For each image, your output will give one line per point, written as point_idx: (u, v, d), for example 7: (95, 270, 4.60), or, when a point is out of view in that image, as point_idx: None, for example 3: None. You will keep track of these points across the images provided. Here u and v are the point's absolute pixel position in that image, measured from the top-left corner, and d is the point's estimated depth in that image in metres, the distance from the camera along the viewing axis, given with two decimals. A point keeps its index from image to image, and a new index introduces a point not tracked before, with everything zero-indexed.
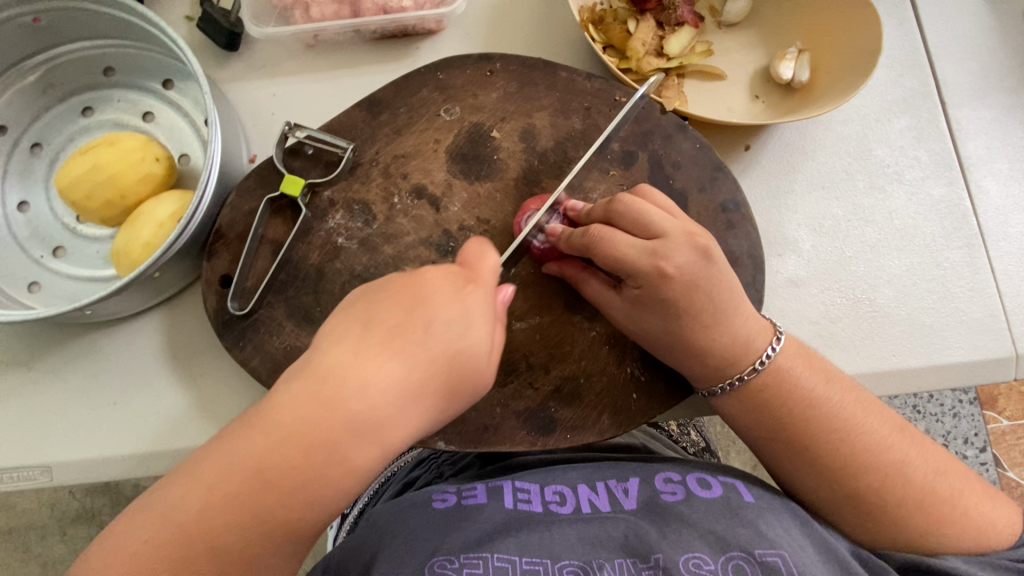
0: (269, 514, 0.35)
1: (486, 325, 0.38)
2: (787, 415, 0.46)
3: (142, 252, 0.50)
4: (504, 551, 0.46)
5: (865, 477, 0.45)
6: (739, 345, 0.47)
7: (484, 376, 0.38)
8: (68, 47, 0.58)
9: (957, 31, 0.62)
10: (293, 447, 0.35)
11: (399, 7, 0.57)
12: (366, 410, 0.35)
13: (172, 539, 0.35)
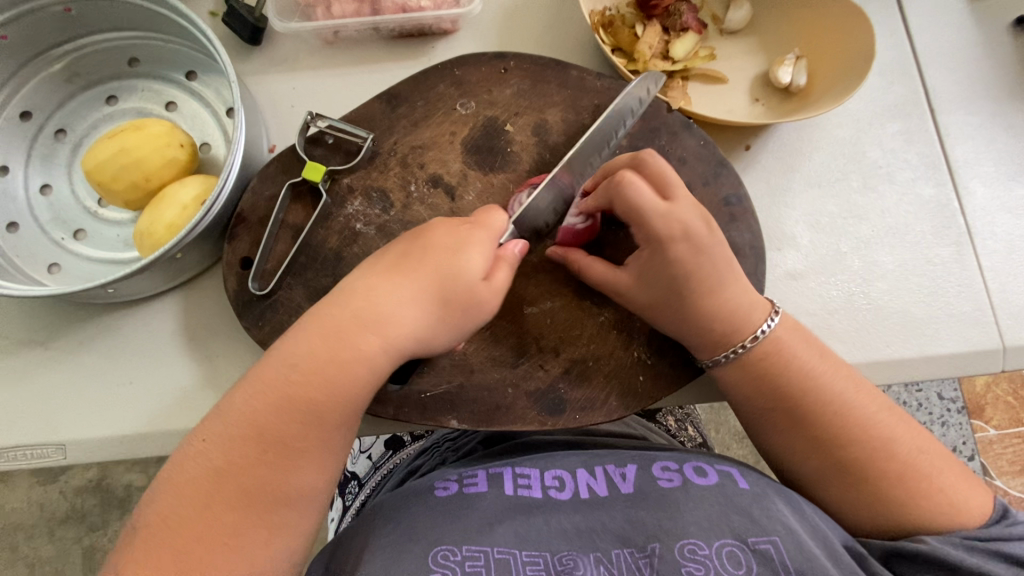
0: (312, 408, 0.42)
1: (480, 250, 0.46)
2: (778, 386, 0.48)
3: (165, 233, 0.52)
4: (504, 542, 0.47)
5: (853, 450, 0.47)
6: (738, 316, 0.49)
7: (487, 292, 0.46)
8: (95, 38, 0.60)
9: (945, 44, 0.66)
10: (323, 338, 0.43)
11: (417, 7, 0.60)
12: (383, 309, 0.45)
13: (226, 431, 0.42)
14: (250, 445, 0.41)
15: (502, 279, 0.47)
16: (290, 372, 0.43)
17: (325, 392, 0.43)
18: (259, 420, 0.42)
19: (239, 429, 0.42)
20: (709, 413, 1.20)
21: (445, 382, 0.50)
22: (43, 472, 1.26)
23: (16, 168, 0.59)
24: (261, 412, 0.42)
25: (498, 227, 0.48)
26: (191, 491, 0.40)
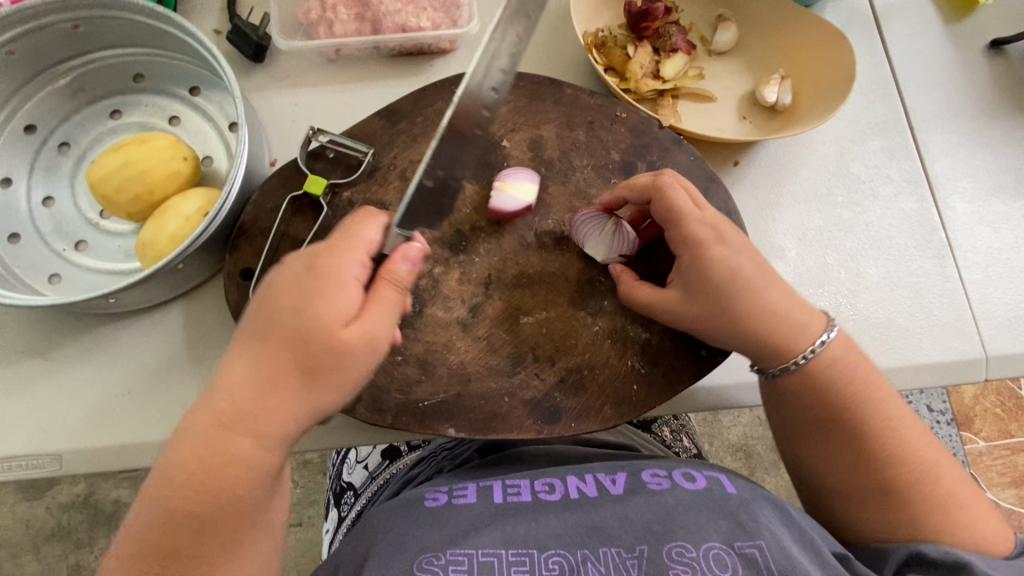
0: (203, 517, 0.39)
1: (331, 296, 0.41)
2: (833, 398, 0.49)
3: (167, 244, 0.53)
4: (489, 545, 0.48)
5: (900, 469, 0.47)
6: (792, 330, 0.50)
7: (366, 328, 0.41)
8: (101, 54, 0.62)
9: (922, 66, 0.69)
10: (195, 450, 0.39)
11: (416, 27, 0.62)
12: (243, 402, 0.40)
13: (136, 562, 0.39)
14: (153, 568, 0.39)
15: (382, 299, 0.43)
16: (174, 486, 0.39)
17: (211, 498, 0.39)
18: (157, 541, 0.39)
19: (138, 555, 0.39)
20: (703, 425, 1.21)
21: (443, 390, 0.51)
22: (30, 488, 1.24)
23: (20, 181, 0.60)
24: (157, 531, 0.39)
25: (356, 258, 0.44)
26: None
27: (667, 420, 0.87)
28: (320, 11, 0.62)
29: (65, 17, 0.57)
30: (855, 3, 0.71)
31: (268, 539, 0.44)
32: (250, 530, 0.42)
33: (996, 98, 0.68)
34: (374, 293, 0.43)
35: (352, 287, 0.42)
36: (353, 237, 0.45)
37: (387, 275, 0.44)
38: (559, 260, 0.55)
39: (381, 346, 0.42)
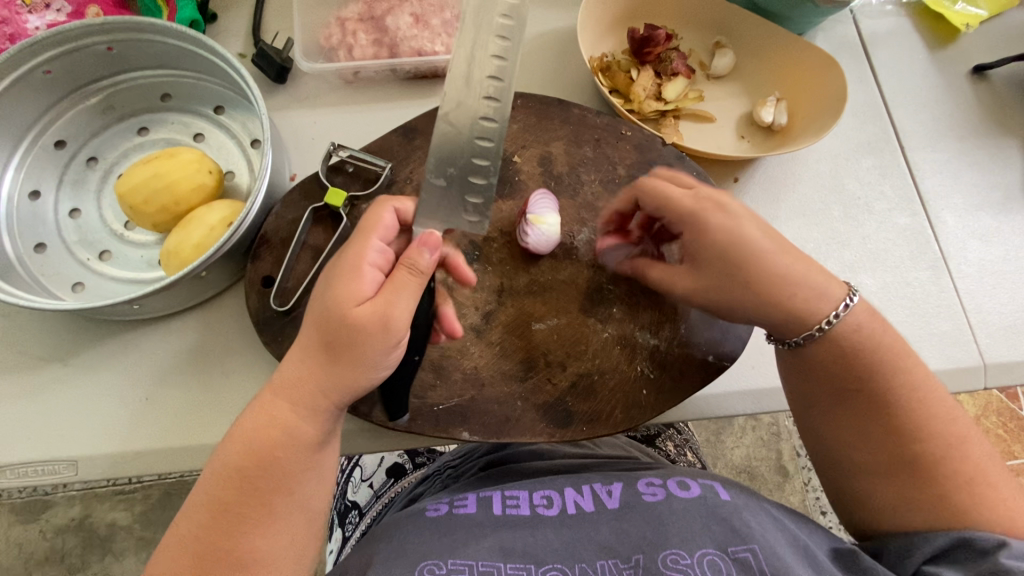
0: (253, 475, 0.42)
1: (349, 276, 0.44)
2: (858, 368, 0.49)
3: (192, 252, 0.55)
4: (489, 556, 0.48)
5: (925, 444, 0.47)
6: (809, 297, 0.49)
7: (381, 307, 0.43)
8: (131, 75, 0.65)
9: (910, 91, 0.73)
10: (254, 412, 0.44)
11: (432, 52, 0.66)
12: (286, 373, 0.44)
13: (192, 517, 0.42)
14: (205, 523, 0.42)
15: (393, 281, 0.44)
16: (232, 444, 0.43)
17: (260, 456, 0.42)
18: (211, 497, 0.42)
19: (198, 510, 0.42)
20: (706, 445, 1.21)
21: (457, 395, 0.52)
22: (24, 509, 1.22)
23: (48, 193, 0.62)
24: (212, 488, 0.42)
25: (372, 241, 0.46)
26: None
27: (671, 435, 0.88)
28: (341, 36, 0.66)
29: (101, 40, 0.60)
30: (843, 32, 0.75)
31: (306, 517, 0.44)
32: (290, 500, 0.43)
33: (981, 120, 0.72)
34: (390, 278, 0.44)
35: (367, 268, 0.45)
36: (372, 221, 0.48)
37: (402, 260, 0.45)
38: (569, 269, 0.57)
39: (392, 326, 0.43)
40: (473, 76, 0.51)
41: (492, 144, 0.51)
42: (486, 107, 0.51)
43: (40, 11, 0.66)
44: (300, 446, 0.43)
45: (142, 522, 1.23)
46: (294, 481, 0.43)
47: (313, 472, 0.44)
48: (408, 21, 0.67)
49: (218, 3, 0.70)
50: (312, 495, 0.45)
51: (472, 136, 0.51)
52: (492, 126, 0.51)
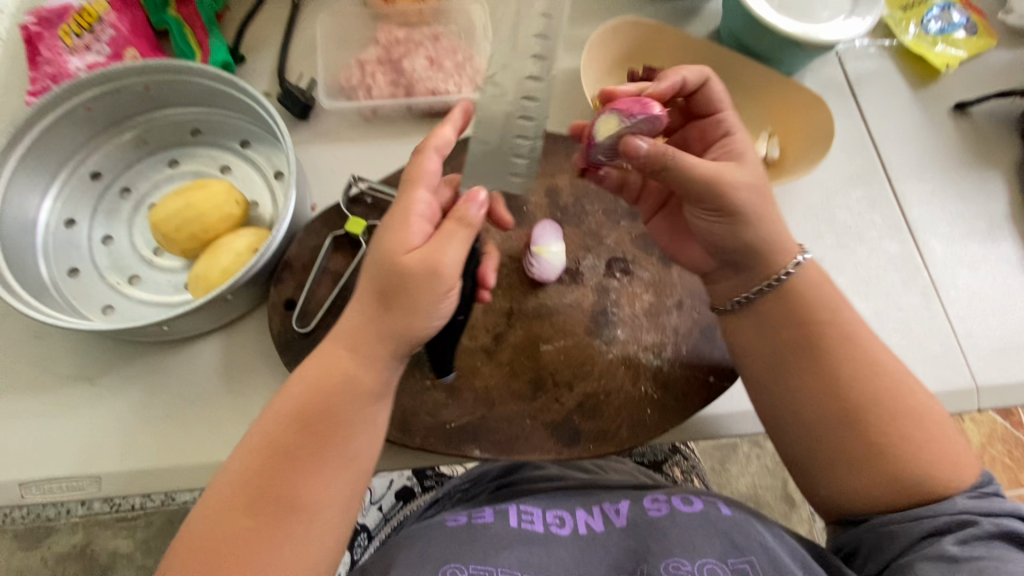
0: (311, 420, 0.47)
1: (404, 227, 0.48)
2: (805, 333, 0.52)
3: (219, 277, 0.58)
4: (508, 565, 0.50)
5: (864, 390, 0.50)
6: (762, 258, 0.54)
7: (431, 255, 0.46)
8: (164, 112, 0.70)
9: (894, 126, 0.77)
10: (318, 365, 0.48)
11: (445, 92, 0.71)
12: (347, 327, 0.48)
13: (252, 459, 0.46)
14: (266, 463, 0.46)
15: (444, 231, 0.47)
16: (299, 391, 0.48)
17: (322, 407, 0.47)
18: (271, 438, 0.46)
19: (260, 451, 0.46)
20: (711, 473, 1.21)
21: (468, 413, 0.55)
22: (26, 536, 1.22)
23: (83, 221, 0.66)
24: (273, 431, 0.47)
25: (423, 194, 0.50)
26: (214, 512, 0.44)
27: (677, 461, 0.88)
28: (360, 77, 0.71)
29: (140, 80, 0.65)
30: (830, 73, 0.80)
31: (354, 471, 0.48)
32: (341, 449, 0.47)
33: (964, 153, 0.76)
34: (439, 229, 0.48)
35: (420, 220, 0.49)
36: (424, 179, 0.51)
37: (454, 213, 0.48)
38: (575, 292, 0.60)
39: (441, 274, 0.46)
40: (513, 80, 0.59)
41: (528, 140, 0.58)
42: (522, 106, 0.59)
43: (81, 53, 0.70)
44: (357, 393, 0.48)
45: (143, 550, 1.22)
46: (347, 430, 0.48)
47: (364, 427, 0.48)
48: (424, 63, 0.72)
49: (246, 46, 0.75)
50: (360, 450, 0.48)
51: (511, 132, 0.57)
52: (529, 122, 0.58)
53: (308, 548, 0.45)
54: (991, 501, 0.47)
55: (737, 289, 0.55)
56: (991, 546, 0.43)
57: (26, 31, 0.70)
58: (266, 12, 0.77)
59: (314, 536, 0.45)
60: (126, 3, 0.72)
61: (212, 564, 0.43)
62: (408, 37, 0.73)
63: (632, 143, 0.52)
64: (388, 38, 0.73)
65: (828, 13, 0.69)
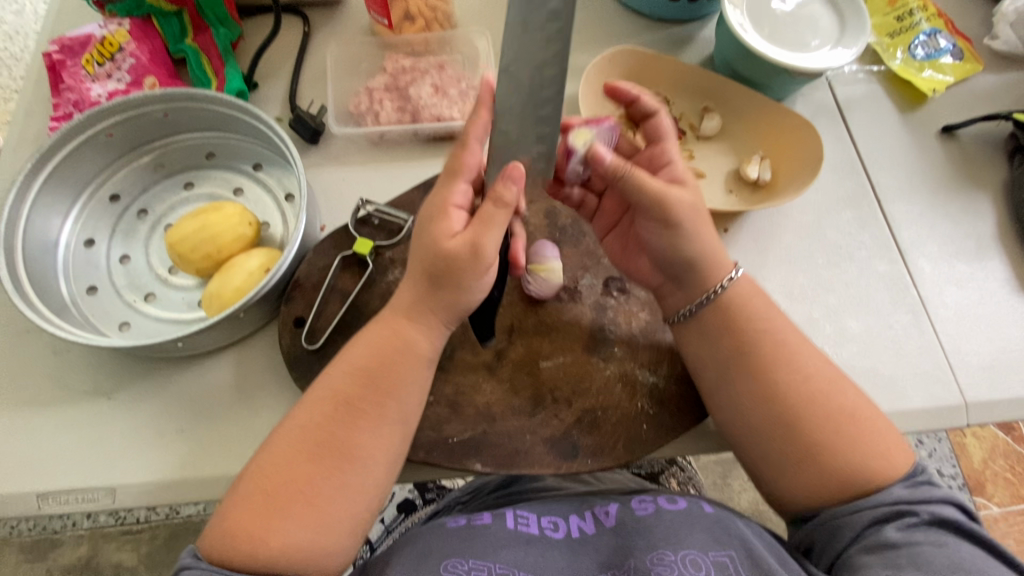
0: (375, 377, 0.52)
1: (443, 216, 0.53)
2: (742, 342, 0.56)
3: (232, 295, 0.61)
4: (506, 561, 0.53)
5: (795, 395, 0.53)
6: (700, 271, 0.57)
7: (469, 237, 0.51)
8: (181, 136, 0.73)
9: (883, 148, 0.80)
10: (382, 329, 0.54)
11: (449, 117, 0.74)
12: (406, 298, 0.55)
13: (317, 409, 0.51)
14: (329, 413, 0.51)
15: (480, 214, 0.51)
16: (364, 352, 0.53)
17: (383, 366, 0.52)
18: (337, 392, 0.52)
19: (327, 402, 0.51)
20: (712, 488, 1.22)
21: (470, 428, 0.57)
22: (32, 548, 1.23)
23: (101, 241, 0.69)
24: (339, 386, 0.52)
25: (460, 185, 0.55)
26: (285, 455, 0.49)
27: (675, 472, 0.91)
28: (368, 104, 0.75)
29: (159, 108, 0.68)
30: (820, 97, 0.83)
31: (405, 430, 0.52)
32: (397, 408, 0.52)
33: (951, 175, 0.78)
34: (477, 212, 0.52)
35: (456, 209, 0.54)
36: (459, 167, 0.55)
37: (489, 196, 0.51)
38: (573, 310, 0.63)
39: (481, 253, 0.51)
40: (526, 69, 0.51)
41: (548, 131, 0.54)
42: (538, 100, 0.52)
43: (102, 80, 0.74)
44: (413, 360, 0.53)
45: (146, 563, 1.23)
46: (404, 390, 0.53)
47: (417, 392, 0.53)
48: (429, 90, 0.76)
49: (260, 73, 0.79)
50: (412, 412, 0.53)
51: (530, 124, 0.53)
52: (546, 115, 0.53)
53: (358, 495, 0.49)
54: (922, 488, 0.50)
55: (682, 302, 0.59)
56: (926, 532, 0.48)
57: (49, 59, 0.73)
58: (279, 41, 0.81)
59: (368, 485, 0.50)
60: (146, 34, 0.75)
61: (272, 500, 0.47)
62: (414, 65, 0.78)
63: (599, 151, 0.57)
64: (394, 66, 0.77)
65: (816, 42, 0.73)
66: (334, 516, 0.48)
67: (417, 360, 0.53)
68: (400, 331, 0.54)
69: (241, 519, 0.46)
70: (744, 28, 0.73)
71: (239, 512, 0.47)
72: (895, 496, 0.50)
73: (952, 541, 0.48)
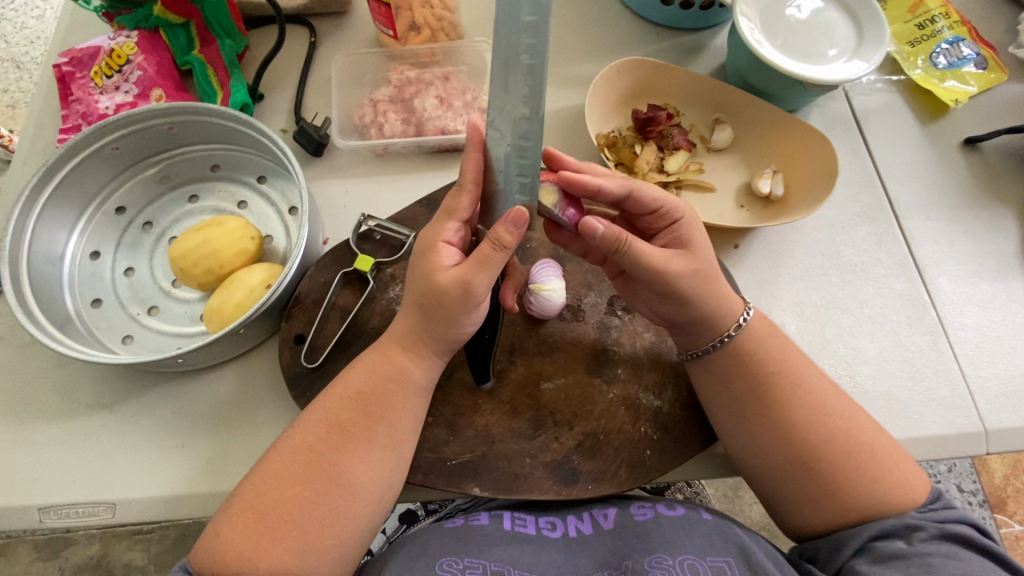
0: (368, 402, 0.52)
1: (435, 251, 0.52)
2: (757, 380, 0.53)
3: (232, 311, 0.61)
4: (500, 558, 0.53)
5: (814, 436, 0.51)
6: (712, 321, 0.54)
7: (462, 277, 0.50)
8: (186, 149, 0.73)
9: (902, 161, 0.77)
10: (381, 359, 0.54)
11: (454, 129, 0.73)
12: (401, 324, 0.54)
13: (316, 434, 0.50)
14: (323, 437, 0.50)
15: (476, 253, 0.50)
16: (363, 376, 0.53)
17: (381, 395, 0.52)
18: (331, 416, 0.51)
19: (323, 428, 0.50)
20: (722, 500, 1.19)
21: (469, 451, 0.56)
22: (45, 547, 1.22)
23: (107, 254, 0.69)
24: (333, 410, 0.51)
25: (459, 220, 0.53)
26: (277, 482, 0.48)
27: (682, 487, 0.89)
28: (372, 115, 0.74)
29: (164, 121, 0.68)
30: (837, 108, 0.81)
31: (397, 458, 0.51)
32: (391, 434, 0.51)
33: (974, 190, 0.75)
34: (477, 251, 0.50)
35: (447, 246, 0.52)
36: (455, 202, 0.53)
37: (488, 236, 0.49)
38: (576, 328, 0.62)
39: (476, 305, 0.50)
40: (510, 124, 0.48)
41: (530, 179, 0.51)
42: (521, 149, 0.49)
43: (110, 92, 0.74)
44: (402, 393, 0.52)
45: (157, 564, 1.22)
46: (395, 416, 0.52)
47: (408, 422, 0.52)
48: (434, 102, 0.75)
49: (265, 84, 0.79)
50: (404, 438, 0.52)
51: (513, 171, 0.51)
52: (528, 164, 0.50)
53: (347, 523, 0.48)
54: (935, 512, 0.49)
55: (689, 344, 0.57)
56: (938, 545, 0.46)
57: (59, 70, 0.74)
58: (285, 52, 0.80)
59: (356, 515, 0.49)
60: (154, 46, 0.75)
61: (261, 529, 0.46)
62: (419, 76, 0.77)
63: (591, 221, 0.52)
64: (400, 77, 0.77)
65: (833, 51, 0.71)
66: (319, 546, 0.47)
67: (414, 385, 0.53)
68: (397, 357, 0.53)
69: (229, 539, 0.46)
70: (757, 39, 0.71)
71: (228, 532, 0.46)
72: (906, 519, 0.48)
73: (965, 555, 0.46)
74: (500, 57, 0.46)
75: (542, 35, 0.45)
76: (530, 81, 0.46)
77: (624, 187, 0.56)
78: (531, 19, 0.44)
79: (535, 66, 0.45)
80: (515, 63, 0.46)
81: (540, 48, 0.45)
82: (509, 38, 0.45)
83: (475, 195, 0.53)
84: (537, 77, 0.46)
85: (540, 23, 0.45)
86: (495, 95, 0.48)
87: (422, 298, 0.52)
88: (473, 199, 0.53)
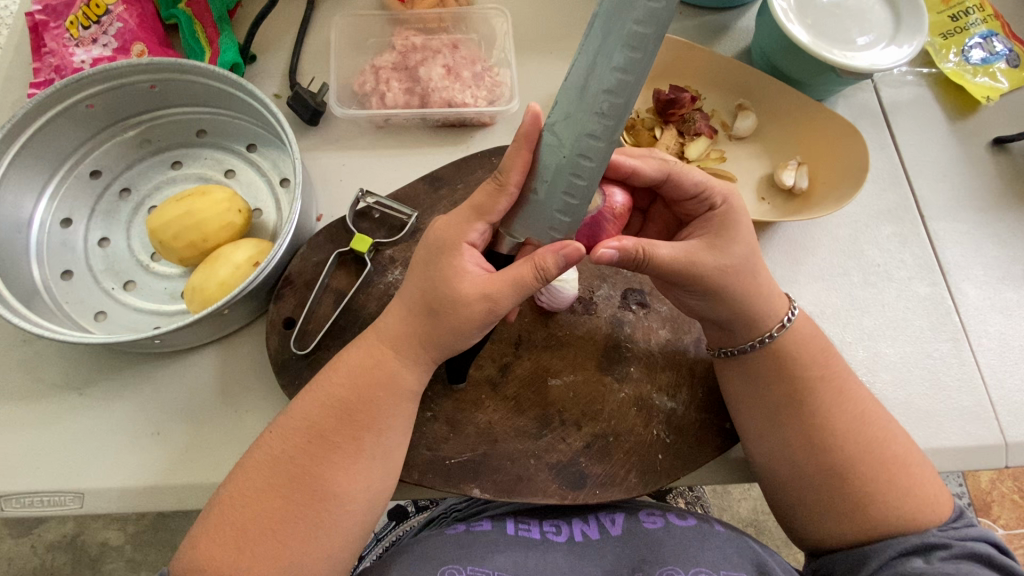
0: (355, 412, 0.47)
1: (456, 257, 0.47)
2: (796, 384, 0.50)
3: (216, 291, 0.56)
4: (503, 567, 0.49)
5: (845, 446, 0.48)
6: (751, 319, 0.51)
7: (489, 294, 0.45)
8: (169, 111, 0.67)
9: (930, 158, 0.74)
10: (371, 357, 0.49)
11: (462, 102, 0.68)
12: (395, 314, 0.49)
13: (301, 438, 0.46)
14: (306, 444, 0.46)
15: (514, 275, 0.44)
16: (356, 371, 0.48)
17: (369, 395, 0.47)
18: (311, 423, 0.46)
19: (306, 431, 0.46)
20: (712, 495, 1.17)
21: (469, 449, 0.52)
22: (17, 524, 1.16)
23: (79, 221, 0.64)
24: (315, 419, 0.47)
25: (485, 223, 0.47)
26: (258, 493, 0.44)
27: (683, 492, 0.84)
28: (374, 83, 0.69)
29: (145, 78, 0.62)
30: (864, 100, 0.77)
31: (389, 471, 0.47)
32: (382, 446, 0.47)
33: (1000, 193, 0.72)
34: (515, 269, 0.44)
35: (466, 251, 0.47)
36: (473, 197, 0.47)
37: (532, 258, 0.44)
38: (587, 322, 0.58)
39: (488, 307, 0.45)
40: (570, 132, 0.40)
41: (577, 203, 0.44)
42: (576, 166, 0.42)
43: (86, 44, 0.67)
44: (401, 391, 0.48)
45: (133, 544, 1.17)
46: (384, 424, 0.47)
47: (401, 423, 0.48)
48: (440, 72, 0.70)
49: (259, 44, 0.73)
50: (397, 447, 0.48)
51: (560, 187, 0.43)
52: (580, 186, 0.42)
53: (333, 539, 0.44)
54: (956, 529, 0.47)
55: (724, 340, 0.53)
56: (959, 566, 0.44)
57: (31, 19, 0.67)
58: (281, 11, 0.74)
59: (344, 526, 0.45)
60: None
61: (241, 544, 0.42)
62: (425, 43, 0.72)
63: (601, 249, 0.45)
64: (404, 43, 0.71)
65: (866, 39, 0.66)
66: (304, 563, 0.43)
67: (410, 381, 0.49)
68: (398, 352, 0.49)
69: (207, 557, 0.42)
70: (788, 18, 0.66)
71: (208, 547, 0.43)
72: (927, 538, 0.46)
73: None
74: (583, 59, 0.38)
75: (646, 49, 0.36)
76: (614, 96, 0.38)
77: (662, 169, 0.52)
78: (639, 29, 0.35)
79: (626, 82, 0.37)
80: (601, 71, 0.38)
81: (641, 63, 0.36)
82: (602, 42, 0.37)
83: (515, 201, 0.46)
84: (624, 94, 0.38)
85: (651, 37, 0.35)
86: (565, 97, 0.40)
87: (428, 288, 0.47)
88: (512, 205, 0.46)
